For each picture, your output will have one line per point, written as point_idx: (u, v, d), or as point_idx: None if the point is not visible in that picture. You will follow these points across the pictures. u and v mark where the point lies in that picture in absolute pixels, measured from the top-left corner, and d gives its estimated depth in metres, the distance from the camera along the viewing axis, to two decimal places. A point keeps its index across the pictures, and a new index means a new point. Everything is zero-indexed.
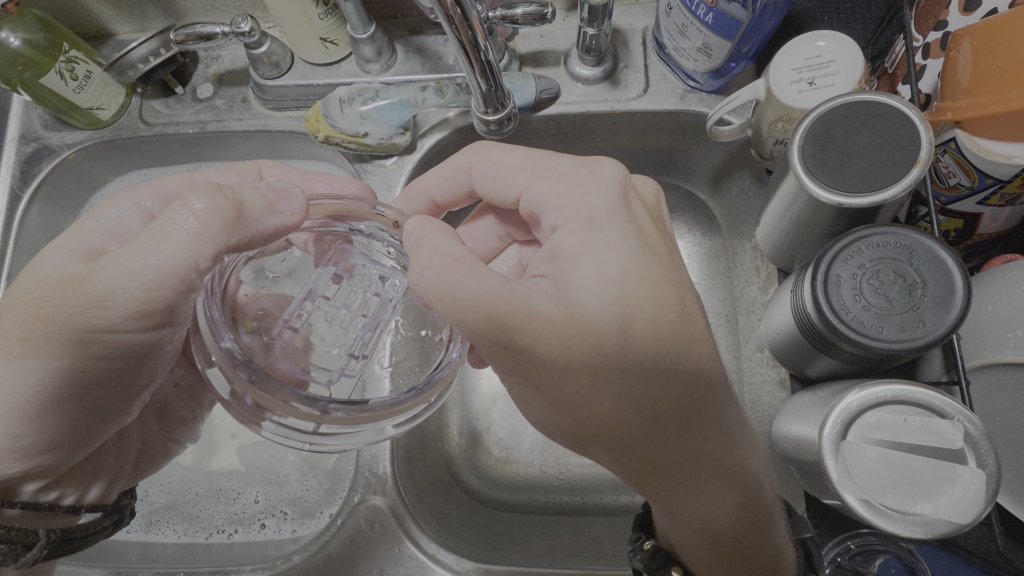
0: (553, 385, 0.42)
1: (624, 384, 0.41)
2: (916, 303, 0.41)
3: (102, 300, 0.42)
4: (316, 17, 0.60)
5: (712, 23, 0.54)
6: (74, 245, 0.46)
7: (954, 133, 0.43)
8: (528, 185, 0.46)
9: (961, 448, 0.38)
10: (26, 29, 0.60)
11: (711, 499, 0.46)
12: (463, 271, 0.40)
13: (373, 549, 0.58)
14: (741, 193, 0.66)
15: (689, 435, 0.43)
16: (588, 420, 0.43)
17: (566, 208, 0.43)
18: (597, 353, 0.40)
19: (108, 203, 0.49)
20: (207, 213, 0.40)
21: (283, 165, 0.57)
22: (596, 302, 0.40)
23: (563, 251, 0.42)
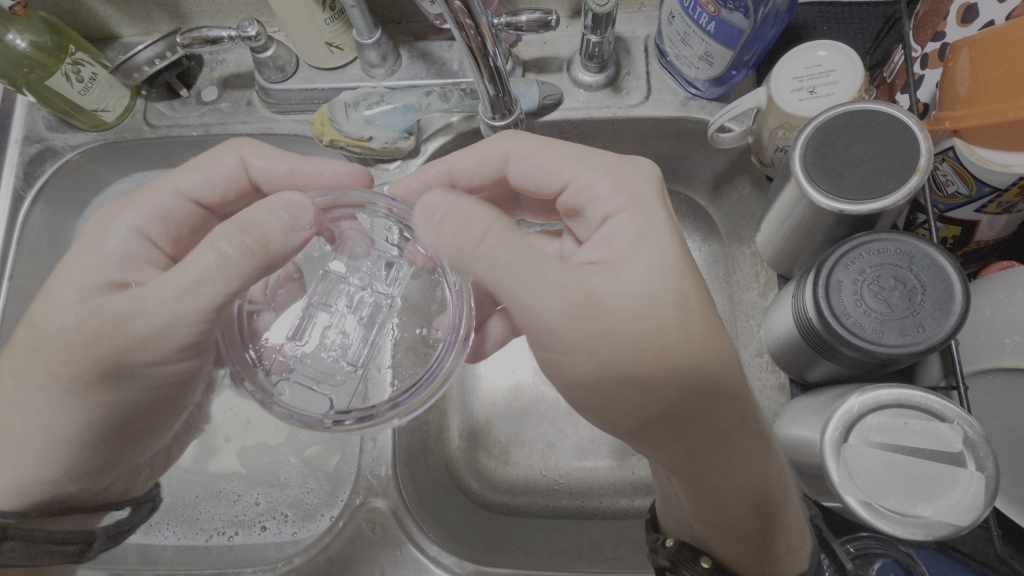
0: (624, 357, 0.41)
1: (692, 353, 0.42)
2: (915, 308, 0.42)
3: (142, 338, 0.43)
4: (322, 21, 0.61)
5: (714, 31, 0.55)
6: (87, 275, 0.47)
7: (952, 142, 0.44)
8: (577, 176, 0.48)
9: (960, 452, 0.39)
10: (33, 31, 0.60)
11: (756, 469, 0.44)
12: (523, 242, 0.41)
13: (374, 552, 0.58)
14: (741, 200, 0.67)
15: (737, 407, 0.43)
16: (655, 394, 0.42)
17: (618, 197, 0.47)
18: (665, 322, 0.41)
19: (110, 229, 0.50)
20: (239, 254, 0.40)
21: (271, 150, 0.53)
22: (654, 278, 0.43)
23: (622, 239, 0.45)
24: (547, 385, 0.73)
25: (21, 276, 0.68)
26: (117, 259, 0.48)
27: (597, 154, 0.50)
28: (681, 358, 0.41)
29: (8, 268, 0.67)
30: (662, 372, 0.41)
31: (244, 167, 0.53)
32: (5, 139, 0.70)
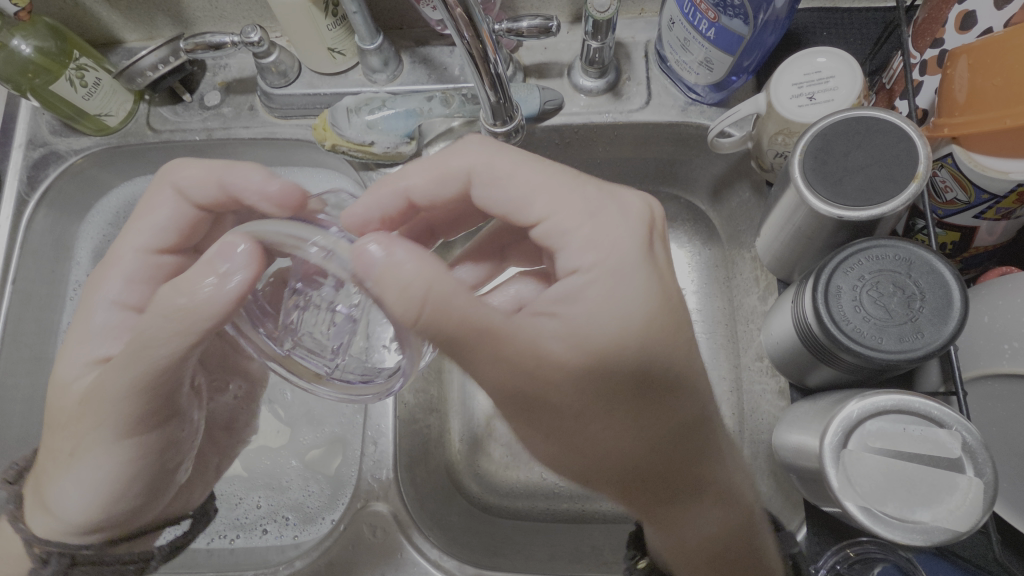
0: (570, 426, 0.46)
1: (639, 418, 0.45)
2: (914, 315, 0.42)
3: (119, 396, 0.48)
4: (324, 27, 0.61)
5: (714, 38, 0.55)
6: (86, 343, 0.55)
7: (951, 149, 0.44)
8: (550, 213, 0.46)
9: (959, 458, 0.39)
10: (37, 37, 0.61)
11: (707, 513, 0.50)
12: (462, 305, 0.41)
13: (375, 556, 0.58)
14: (740, 205, 0.67)
15: (682, 460, 0.48)
16: (600, 453, 0.47)
17: (595, 250, 0.45)
18: (615, 391, 0.45)
19: (97, 299, 0.56)
20: (179, 310, 0.43)
21: (193, 167, 0.54)
22: (613, 351, 0.44)
23: (585, 298, 0.44)
24: None
25: (25, 280, 0.68)
26: (103, 327, 0.55)
27: (582, 191, 0.47)
28: (624, 422, 0.45)
29: (11, 271, 0.67)
30: (606, 432, 0.46)
31: (180, 193, 0.55)
32: (10, 144, 0.70)
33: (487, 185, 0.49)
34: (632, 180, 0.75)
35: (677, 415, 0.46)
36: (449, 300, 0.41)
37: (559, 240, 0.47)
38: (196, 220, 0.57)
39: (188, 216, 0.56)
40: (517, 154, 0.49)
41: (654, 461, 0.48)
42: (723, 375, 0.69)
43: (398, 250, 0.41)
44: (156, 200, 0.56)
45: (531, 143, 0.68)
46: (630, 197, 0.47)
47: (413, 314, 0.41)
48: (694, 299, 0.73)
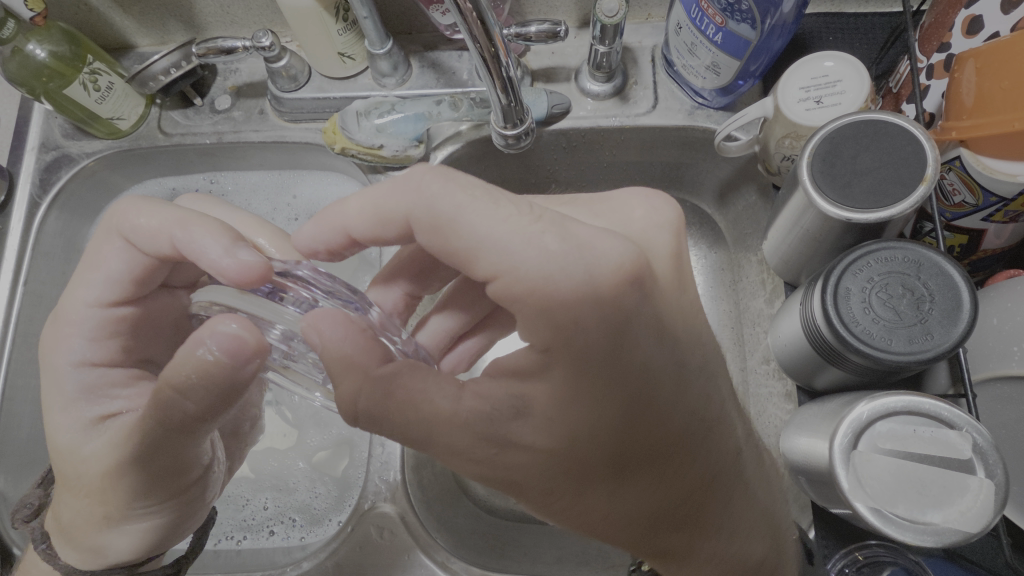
0: (547, 492, 0.41)
1: (627, 502, 0.40)
2: (923, 317, 0.42)
3: (116, 477, 0.49)
4: (335, 32, 0.62)
5: (721, 42, 0.56)
6: (67, 411, 0.51)
7: (960, 151, 0.45)
8: (504, 269, 0.38)
9: (970, 458, 0.39)
10: (52, 42, 0.61)
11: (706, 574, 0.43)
12: (401, 396, 0.40)
13: (382, 557, 0.58)
14: (747, 208, 0.68)
15: (682, 525, 0.42)
16: (587, 517, 0.41)
17: (550, 321, 0.37)
18: (590, 477, 0.40)
19: (61, 369, 0.52)
20: (187, 403, 0.44)
21: (139, 220, 0.49)
22: (579, 420, 0.39)
23: (553, 375, 0.39)
24: None
25: (36, 281, 0.69)
26: (79, 397, 0.51)
27: (539, 240, 0.38)
28: (607, 506, 0.41)
29: (23, 273, 0.68)
30: (590, 518, 0.41)
31: (128, 239, 0.50)
32: (23, 147, 0.71)
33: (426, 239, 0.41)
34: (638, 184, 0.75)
35: (675, 493, 0.41)
36: (376, 396, 0.40)
37: (521, 301, 0.38)
38: (155, 267, 0.52)
39: (143, 264, 0.51)
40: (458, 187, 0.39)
41: (660, 536, 0.42)
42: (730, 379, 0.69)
43: (328, 327, 0.41)
44: (104, 249, 0.51)
45: (539, 146, 0.69)
46: (603, 246, 0.38)
47: (349, 411, 0.41)
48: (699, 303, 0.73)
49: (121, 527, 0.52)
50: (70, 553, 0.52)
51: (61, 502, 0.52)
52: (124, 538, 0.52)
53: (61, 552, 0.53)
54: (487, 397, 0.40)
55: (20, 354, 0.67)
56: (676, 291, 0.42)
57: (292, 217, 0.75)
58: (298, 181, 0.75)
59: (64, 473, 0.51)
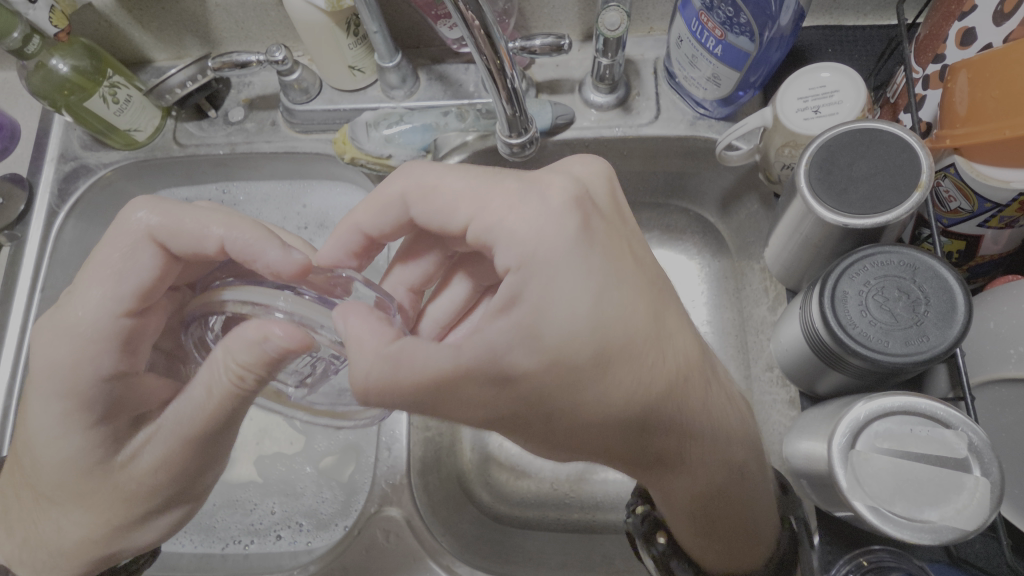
0: (545, 410, 0.42)
1: (615, 410, 0.42)
2: (919, 319, 0.42)
3: (150, 475, 0.50)
4: (346, 47, 0.63)
5: (721, 54, 0.57)
6: (87, 432, 0.48)
7: (954, 159, 0.46)
8: (477, 210, 0.44)
9: (966, 458, 0.39)
10: (74, 56, 0.64)
11: (696, 471, 0.46)
12: (406, 366, 0.41)
13: (388, 560, 0.59)
14: (750, 216, 0.69)
15: (678, 427, 0.44)
16: (584, 431, 0.43)
17: (521, 245, 0.41)
18: (580, 386, 0.41)
19: (81, 392, 0.47)
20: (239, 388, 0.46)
21: (175, 224, 0.47)
22: (564, 332, 0.40)
23: (528, 297, 0.40)
24: None
25: (53, 287, 0.71)
26: (103, 414, 0.48)
27: (499, 180, 0.44)
28: (601, 416, 0.42)
29: (40, 280, 0.70)
30: (586, 432, 0.43)
31: (157, 243, 0.48)
32: (43, 158, 0.73)
33: (417, 203, 0.47)
34: (642, 194, 0.77)
35: (660, 395, 0.42)
36: (386, 365, 0.41)
37: (489, 232, 0.43)
38: (174, 272, 0.50)
39: (165, 272, 0.49)
40: (462, 177, 0.45)
41: (656, 444, 0.44)
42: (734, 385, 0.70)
43: (354, 319, 0.43)
44: (122, 256, 0.47)
45: (544, 156, 0.71)
46: (555, 178, 0.43)
47: (360, 388, 0.42)
48: (703, 310, 0.74)
49: (131, 537, 0.54)
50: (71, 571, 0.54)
51: (64, 518, 0.51)
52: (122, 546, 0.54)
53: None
54: (478, 339, 0.41)
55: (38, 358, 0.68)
56: (618, 220, 0.44)
57: (302, 226, 0.77)
58: (308, 191, 0.77)
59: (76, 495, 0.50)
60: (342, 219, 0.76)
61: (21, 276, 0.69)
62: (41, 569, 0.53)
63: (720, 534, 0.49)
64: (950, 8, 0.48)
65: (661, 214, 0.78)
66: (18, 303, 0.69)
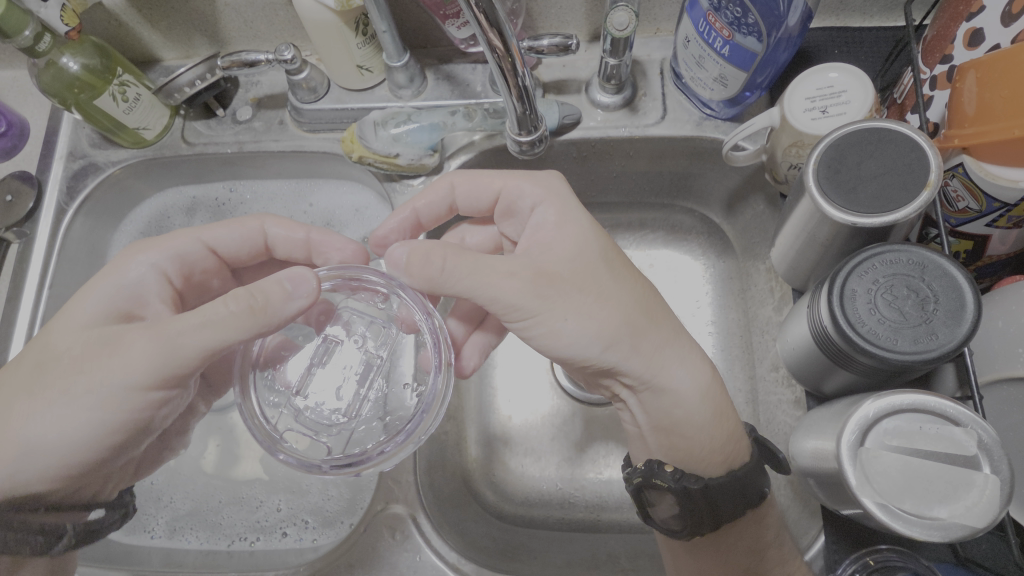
0: (569, 292, 0.50)
1: (616, 298, 0.52)
2: (928, 317, 0.43)
3: (100, 360, 0.47)
4: (354, 46, 0.64)
5: (729, 55, 0.57)
6: (101, 297, 0.51)
7: (961, 159, 0.46)
8: (505, 184, 0.57)
9: (975, 455, 0.39)
10: (85, 55, 0.64)
11: (678, 380, 0.53)
12: (462, 254, 0.50)
13: (395, 557, 0.59)
14: (755, 217, 0.69)
15: (653, 333, 0.53)
16: (601, 315, 0.50)
17: (539, 193, 0.55)
18: (596, 267, 0.52)
19: (130, 268, 0.53)
20: (236, 305, 0.46)
21: (286, 219, 0.60)
22: (576, 239, 0.53)
23: (548, 218, 0.54)
24: (564, 398, 0.75)
25: (61, 283, 0.71)
26: (125, 294, 0.52)
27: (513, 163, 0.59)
28: (609, 300, 0.51)
29: (49, 277, 0.70)
30: (604, 316, 0.51)
31: (263, 233, 0.60)
32: (52, 156, 0.74)
33: (463, 184, 0.59)
34: (647, 194, 0.78)
35: (637, 303, 0.53)
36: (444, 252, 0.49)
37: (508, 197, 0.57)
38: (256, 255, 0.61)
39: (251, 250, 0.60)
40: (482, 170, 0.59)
41: (638, 337, 0.52)
42: (738, 386, 0.71)
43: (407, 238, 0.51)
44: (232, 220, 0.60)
45: (550, 155, 0.71)
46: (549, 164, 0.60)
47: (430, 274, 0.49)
48: (709, 311, 0.75)
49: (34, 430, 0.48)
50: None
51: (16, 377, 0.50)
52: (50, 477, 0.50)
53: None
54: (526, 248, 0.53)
55: None
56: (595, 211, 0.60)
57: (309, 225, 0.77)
58: (315, 190, 0.77)
59: (55, 382, 0.48)
60: (349, 217, 0.76)
61: (30, 273, 0.70)
62: None
63: (714, 431, 0.53)
64: (958, 9, 0.48)
65: (666, 214, 0.79)
66: (27, 301, 0.69)
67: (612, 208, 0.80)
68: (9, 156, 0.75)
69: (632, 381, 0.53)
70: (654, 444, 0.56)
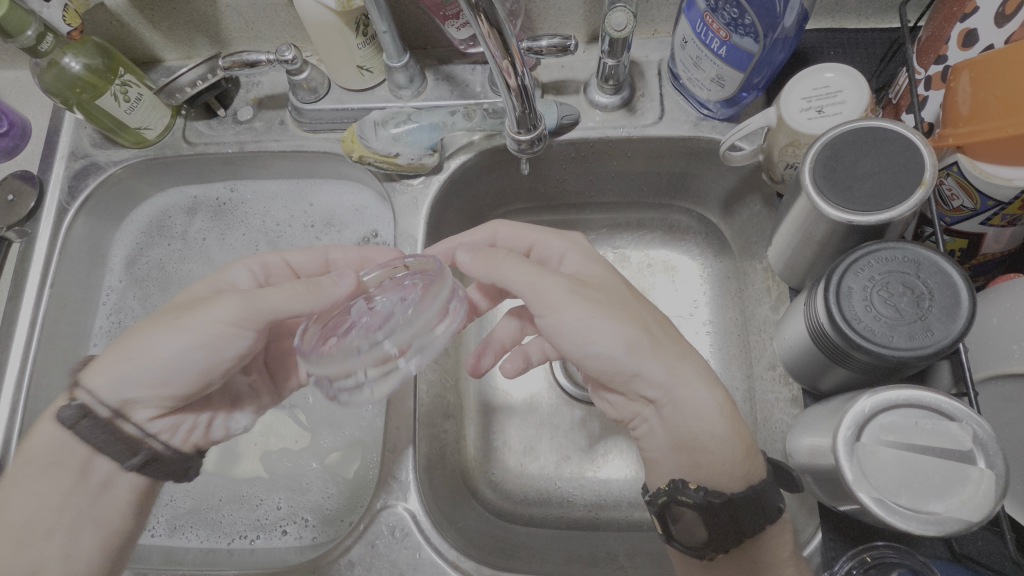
0: (603, 300, 0.52)
1: (643, 312, 0.54)
2: (923, 313, 0.43)
3: (209, 303, 0.50)
4: (355, 46, 0.64)
5: (725, 55, 0.58)
6: (212, 281, 0.55)
7: (956, 158, 0.46)
8: (539, 238, 0.61)
9: (970, 450, 0.40)
10: (87, 55, 0.65)
11: (699, 395, 0.52)
12: (503, 254, 0.55)
13: (395, 554, 0.59)
14: (752, 217, 0.70)
15: (676, 350, 0.53)
16: (633, 316, 0.52)
17: (569, 243, 0.60)
18: (624, 288, 0.55)
19: (236, 266, 0.57)
20: (314, 285, 0.51)
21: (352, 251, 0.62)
22: (603, 274, 0.56)
23: (576, 261, 0.58)
24: (563, 397, 0.75)
25: (62, 283, 0.71)
26: (225, 286, 0.56)
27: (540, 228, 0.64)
28: (634, 309, 0.53)
29: (50, 275, 0.70)
30: (642, 322, 0.53)
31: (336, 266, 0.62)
32: (53, 155, 0.74)
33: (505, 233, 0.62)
34: (646, 194, 0.78)
35: (654, 320, 0.54)
36: (490, 254, 0.55)
37: (542, 246, 0.61)
38: None
39: None
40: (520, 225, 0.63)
41: (657, 345, 0.52)
42: (736, 385, 0.71)
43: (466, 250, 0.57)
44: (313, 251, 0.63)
45: (549, 154, 0.72)
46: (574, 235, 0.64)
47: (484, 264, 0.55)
48: (706, 311, 0.75)
49: (144, 348, 0.49)
50: (98, 407, 0.50)
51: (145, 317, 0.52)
52: (149, 387, 0.50)
53: (20, 491, 0.50)
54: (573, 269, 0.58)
55: (46, 353, 0.69)
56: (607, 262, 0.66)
57: (308, 224, 0.77)
58: (315, 189, 0.78)
59: (167, 315, 0.50)
60: (348, 218, 0.77)
61: (30, 273, 0.70)
62: (101, 358, 0.51)
63: (733, 443, 0.51)
64: (952, 11, 0.48)
65: (665, 215, 0.80)
66: (28, 299, 0.69)
67: (611, 208, 0.81)
68: (10, 156, 0.76)
69: (654, 393, 0.52)
70: (673, 467, 0.53)
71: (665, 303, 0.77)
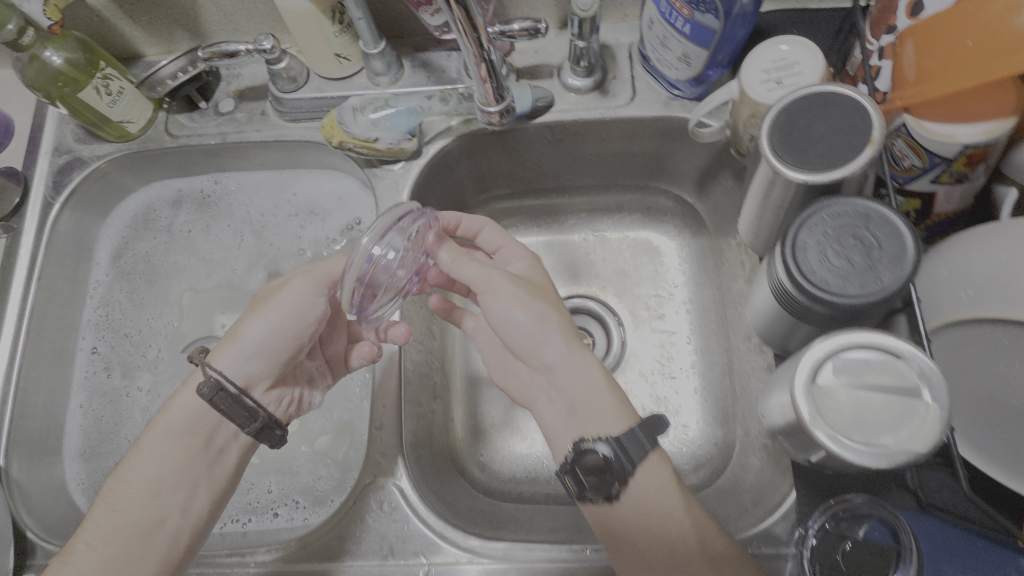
0: (534, 292, 0.58)
1: (546, 292, 0.59)
2: (872, 262, 0.45)
3: (294, 283, 0.59)
4: (332, 34, 0.66)
5: (690, 33, 0.60)
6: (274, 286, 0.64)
7: (904, 119, 0.49)
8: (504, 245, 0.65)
9: (916, 385, 0.42)
10: (68, 49, 0.66)
11: (578, 368, 0.57)
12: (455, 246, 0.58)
13: (383, 527, 0.61)
14: (725, 193, 0.72)
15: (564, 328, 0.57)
16: (545, 299, 0.58)
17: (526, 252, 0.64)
18: (542, 284, 0.61)
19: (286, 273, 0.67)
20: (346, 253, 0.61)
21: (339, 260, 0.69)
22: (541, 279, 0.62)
23: (531, 269, 0.63)
24: None
25: (48, 277, 0.72)
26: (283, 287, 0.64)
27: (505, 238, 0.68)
28: (544, 294, 0.59)
29: (37, 269, 0.71)
30: (546, 299, 0.58)
31: None
32: (37, 151, 0.75)
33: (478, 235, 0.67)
34: (623, 177, 0.80)
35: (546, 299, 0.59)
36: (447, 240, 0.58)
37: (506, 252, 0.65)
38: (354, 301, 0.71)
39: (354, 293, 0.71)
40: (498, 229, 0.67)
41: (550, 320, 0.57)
42: (715, 358, 0.73)
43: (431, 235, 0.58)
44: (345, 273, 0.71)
45: (526, 138, 0.74)
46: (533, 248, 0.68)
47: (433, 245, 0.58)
48: (684, 288, 0.78)
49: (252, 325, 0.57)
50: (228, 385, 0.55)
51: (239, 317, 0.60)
52: (263, 357, 0.57)
53: (150, 458, 0.55)
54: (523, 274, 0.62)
55: (35, 346, 0.70)
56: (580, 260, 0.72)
57: (293, 214, 0.79)
58: (298, 179, 0.79)
59: (257, 306, 0.59)
60: (332, 206, 0.78)
61: (17, 266, 0.71)
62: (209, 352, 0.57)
63: (608, 403, 0.56)
64: None
65: (642, 197, 0.82)
66: (15, 293, 0.70)
67: (589, 191, 0.83)
68: None
69: (550, 359, 0.57)
70: (565, 430, 0.57)
71: (644, 283, 0.79)
